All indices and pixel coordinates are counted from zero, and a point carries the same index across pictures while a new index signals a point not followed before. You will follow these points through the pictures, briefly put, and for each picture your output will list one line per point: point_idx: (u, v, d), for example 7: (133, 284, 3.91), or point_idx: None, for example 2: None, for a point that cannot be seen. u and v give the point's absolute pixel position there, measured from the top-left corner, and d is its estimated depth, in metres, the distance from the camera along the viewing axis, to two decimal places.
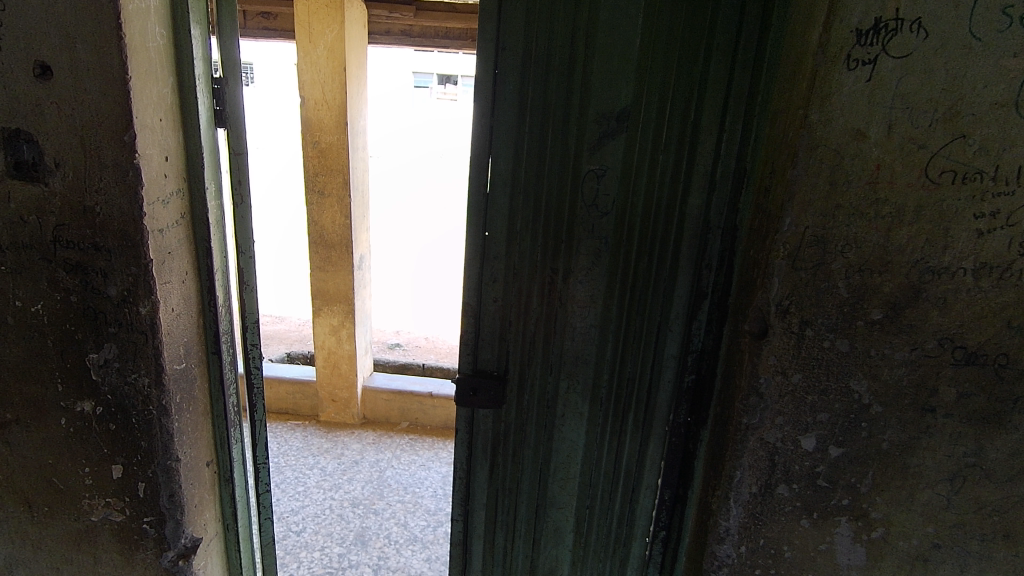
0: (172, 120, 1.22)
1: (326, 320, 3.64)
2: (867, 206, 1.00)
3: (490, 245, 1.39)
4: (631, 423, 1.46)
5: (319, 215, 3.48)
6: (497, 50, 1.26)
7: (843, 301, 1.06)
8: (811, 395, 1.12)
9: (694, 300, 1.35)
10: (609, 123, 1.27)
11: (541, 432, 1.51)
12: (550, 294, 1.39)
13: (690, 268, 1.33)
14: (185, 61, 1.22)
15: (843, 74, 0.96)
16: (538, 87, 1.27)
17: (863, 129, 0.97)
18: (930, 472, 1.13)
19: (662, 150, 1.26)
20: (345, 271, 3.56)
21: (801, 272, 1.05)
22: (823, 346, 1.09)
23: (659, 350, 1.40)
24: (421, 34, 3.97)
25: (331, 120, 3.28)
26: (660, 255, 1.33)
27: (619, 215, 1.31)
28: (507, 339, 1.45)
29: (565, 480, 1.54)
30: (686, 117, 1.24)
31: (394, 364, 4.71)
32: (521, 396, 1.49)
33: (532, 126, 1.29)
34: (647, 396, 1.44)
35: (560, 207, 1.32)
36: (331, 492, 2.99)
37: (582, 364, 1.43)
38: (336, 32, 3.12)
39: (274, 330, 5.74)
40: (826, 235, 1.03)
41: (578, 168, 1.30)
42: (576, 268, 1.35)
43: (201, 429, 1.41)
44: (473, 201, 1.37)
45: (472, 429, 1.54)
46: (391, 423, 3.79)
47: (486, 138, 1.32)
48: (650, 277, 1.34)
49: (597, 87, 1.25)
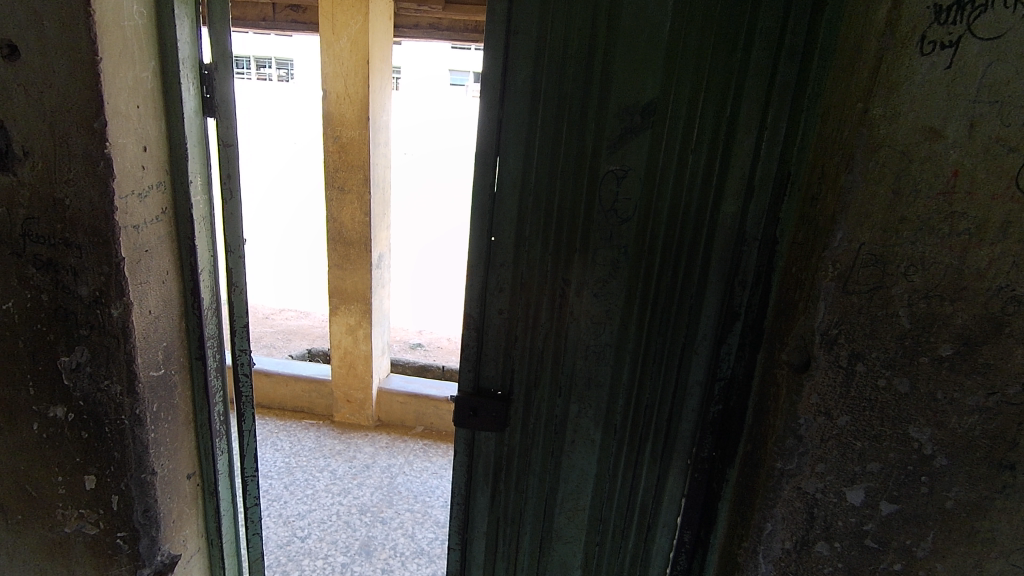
0: (154, 107, 1.13)
1: (343, 319, 3.56)
2: (938, 221, 0.83)
3: (496, 252, 1.25)
4: (648, 453, 1.31)
5: (338, 212, 3.41)
6: (508, 34, 1.12)
7: (904, 333, 0.89)
8: (860, 442, 0.95)
9: (723, 322, 1.19)
10: (632, 118, 1.12)
11: (548, 459, 1.37)
12: (561, 308, 1.25)
13: (719, 285, 1.17)
14: (169, 44, 1.13)
15: (916, 59, 0.78)
16: (552, 76, 1.12)
17: (938, 127, 0.80)
18: (1004, 539, 0.94)
19: (693, 150, 1.11)
20: (363, 270, 3.48)
21: (854, 296, 0.89)
22: (877, 385, 0.92)
23: (682, 375, 1.24)
24: (450, 27, 3.87)
25: (353, 114, 3.20)
26: (687, 269, 1.17)
27: (641, 221, 1.16)
28: (513, 355, 1.31)
29: (573, 512, 1.40)
30: (720, 112, 1.08)
31: (413, 366, 4.62)
32: (527, 419, 1.35)
33: (545, 121, 1.15)
34: (668, 425, 1.28)
35: (574, 211, 1.18)
36: (339, 497, 2.91)
37: (595, 387, 1.29)
38: (361, 23, 3.03)
39: (297, 325, 5.74)
40: (886, 254, 0.86)
41: (596, 168, 1.15)
42: (590, 280, 1.21)
43: (182, 439, 1.32)
44: (479, 202, 1.23)
45: (472, 452, 1.40)
46: (406, 427, 3.70)
47: (495, 132, 1.18)
48: (674, 293, 1.19)
49: (619, 77, 1.10)
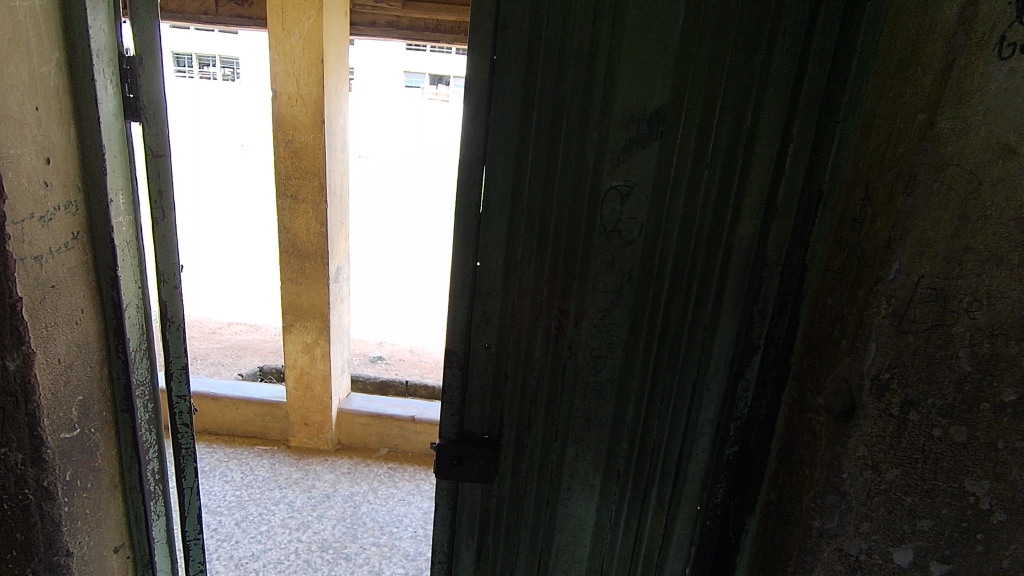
0: (59, 108, 0.91)
1: (298, 337, 3.31)
2: (1009, 250, 0.72)
3: (482, 279, 1.08)
4: (654, 500, 1.17)
5: (292, 222, 3.15)
6: (496, 28, 0.96)
7: (964, 377, 0.78)
8: (910, 498, 0.83)
9: (739, 356, 1.06)
10: (638, 127, 0.97)
11: (542, 509, 1.21)
12: (557, 341, 1.10)
13: (735, 315, 1.04)
14: (78, 31, 0.91)
15: (992, 64, 0.68)
16: (548, 78, 0.97)
17: (1013, 142, 0.69)
18: None
19: (707, 164, 0.98)
20: (319, 284, 3.23)
21: (909, 337, 0.77)
22: (931, 435, 0.80)
23: (692, 415, 1.11)
24: (410, 26, 3.68)
25: (306, 117, 2.96)
26: (699, 298, 1.04)
27: (648, 244, 1.02)
28: (502, 396, 1.15)
29: (570, 565, 1.25)
30: (740, 122, 0.95)
31: (374, 381, 4.37)
32: (518, 466, 1.19)
33: (539, 130, 0.99)
34: (677, 470, 1.15)
35: (573, 233, 1.04)
36: (298, 534, 2.67)
37: (594, 428, 1.15)
38: (314, 18, 2.81)
39: (248, 340, 5.39)
40: (948, 287, 0.75)
41: (597, 184, 1.01)
42: (590, 309, 1.07)
43: (106, 508, 1.09)
44: (462, 222, 1.06)
45: (455, 505, 1.23)
46: (368, 450, 3.47)
47: (480, 142, 1.01)
48: (685, 325, 1.06)
49: (625, 79, 0.96)
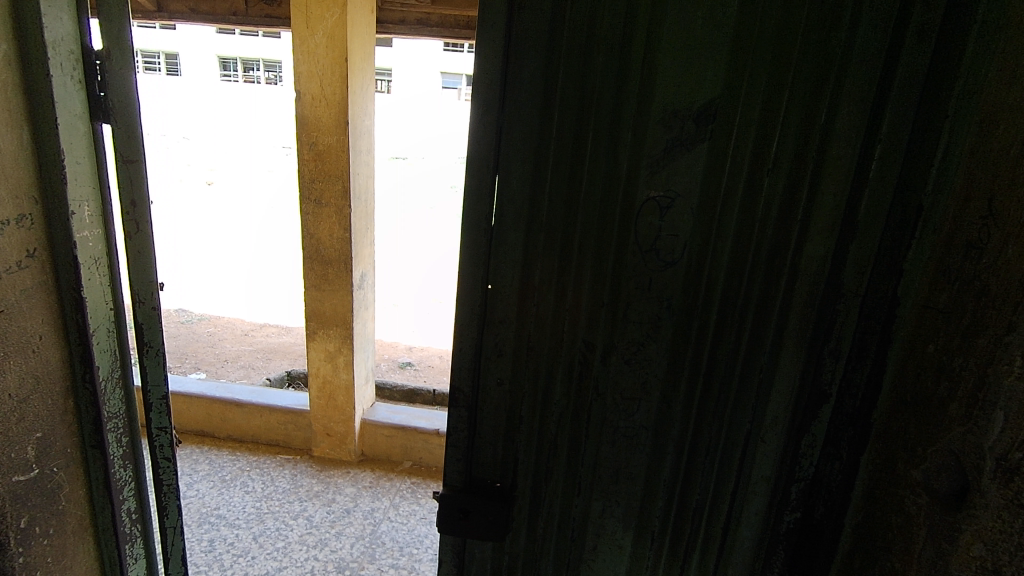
0: (8, 110, 0.80)
1: (322, 345, 3.22)
2: None
3: (494, 305, 0.92)
4: (695, 568, 0.99)
5: (316, 226, 3.07)
6: (510, 8, 0.80)
7: None
8: None
9: (805, 407, 0.87)
10: (683, 125, 0.80)
11: (562, 571, 1.05)
12: (581, 380, 0.93)
13: (801, 358, 0.85)
14: (30, 19, 0.79)
15: None
16: (572, 68, 0.80)
17: None
18: None
19: (769, 172, 0.79)
20: (343, 291, 3.13)
21: None
22: None
23: (744, 473, 0.92)
24: (441, 23, 3.56)
25: (330, 118, 2.86)
26: (756, 335, 0.85)
27: (692, 268, 0.84)
28: (517, 441, 0.99)
29: None
30: (811, 120, 0.76)
31: (402, 390, 4.27)
32: (535, 520, 1.03)
33: (562, 130, 0.83)
34: (723, 536, 0.96)
35: (601, 254, 0.86)
36: (315, 551, 2.56)
37: (625, 483, 0.97)
38: (337, 15, 2.70)
39: (279, 343, 5.39)
40: None
41: (631, 196, 0.83)
42: (621, 344, 0.90)
43: (74, 554, 0.98)
44: (469, 239, 0.90)
45: (462, 561, 1.07)
46: (392, 462, 3.36)
47: (491, 144, 0.84)
48: (737, 366, 0.87)
49: (666, 68, 0.78)
